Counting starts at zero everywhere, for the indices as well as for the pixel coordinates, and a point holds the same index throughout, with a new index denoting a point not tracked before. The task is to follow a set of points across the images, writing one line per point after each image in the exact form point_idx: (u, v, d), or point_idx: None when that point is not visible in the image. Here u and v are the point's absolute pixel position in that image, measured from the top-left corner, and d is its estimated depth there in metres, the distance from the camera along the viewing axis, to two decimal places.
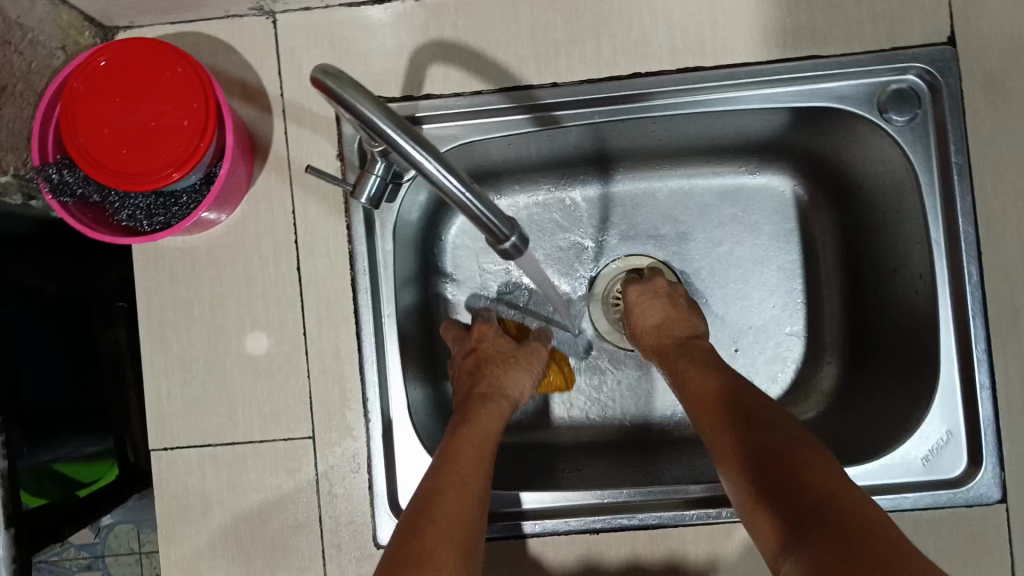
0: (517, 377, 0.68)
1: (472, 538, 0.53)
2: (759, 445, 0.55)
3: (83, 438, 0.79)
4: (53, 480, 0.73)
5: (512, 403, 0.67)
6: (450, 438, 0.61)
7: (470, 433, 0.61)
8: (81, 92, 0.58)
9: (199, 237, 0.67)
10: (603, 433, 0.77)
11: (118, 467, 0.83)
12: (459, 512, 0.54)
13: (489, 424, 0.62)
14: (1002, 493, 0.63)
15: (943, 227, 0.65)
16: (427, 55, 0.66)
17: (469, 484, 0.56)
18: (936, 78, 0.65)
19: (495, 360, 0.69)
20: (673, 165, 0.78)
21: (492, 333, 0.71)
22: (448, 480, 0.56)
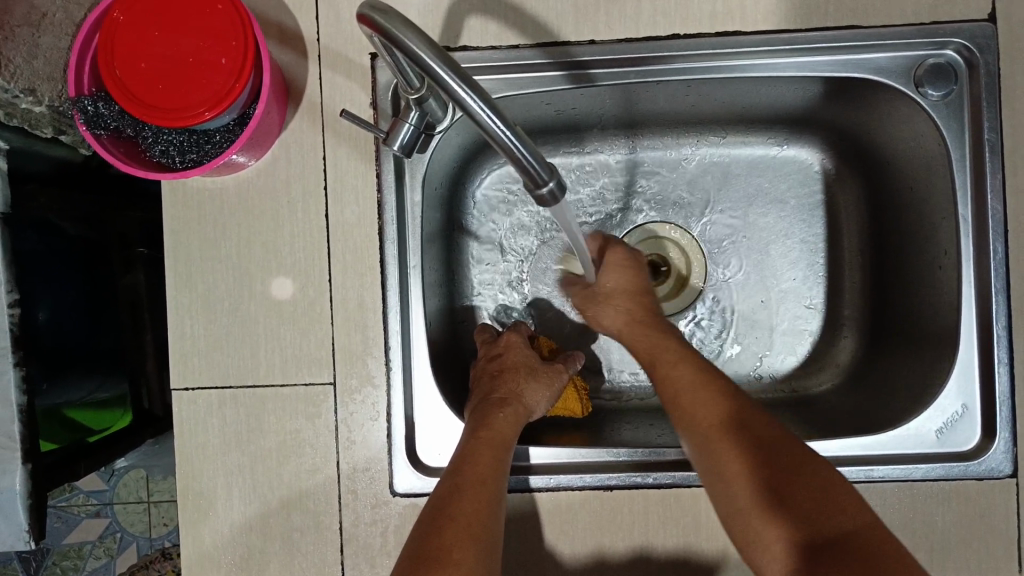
0: (537, 392, 0.66)
1: (491, 538, 0.53)
2: (750, 439, 0.57)
3: (99, 381, 0.79)
4: (67, 424, 0.76)
5: (526, 416, 0.65)
6: (470, 436, 0.60)
7: (486, 435, 0.60)
8: (121, 22, 0.58)
9: (228, 179, 0.67)
10: (626, 398, 0.78)
11: (130, 415, 0.84)
12: (480, 516, 0.53)
13: (506, 432, 0.61)
14: (1014, 469, 0.64)
15: (972, 204, 0.65)
16: (466, 7, 0.66)
17: (489, 483, 0.56)
18: (975, 55, 0.64)
19: (519, 369, 0.67)
20: (703, 133, 0.78)
21: (518, 344, 0.70)
22: (467, 482, 0.56)
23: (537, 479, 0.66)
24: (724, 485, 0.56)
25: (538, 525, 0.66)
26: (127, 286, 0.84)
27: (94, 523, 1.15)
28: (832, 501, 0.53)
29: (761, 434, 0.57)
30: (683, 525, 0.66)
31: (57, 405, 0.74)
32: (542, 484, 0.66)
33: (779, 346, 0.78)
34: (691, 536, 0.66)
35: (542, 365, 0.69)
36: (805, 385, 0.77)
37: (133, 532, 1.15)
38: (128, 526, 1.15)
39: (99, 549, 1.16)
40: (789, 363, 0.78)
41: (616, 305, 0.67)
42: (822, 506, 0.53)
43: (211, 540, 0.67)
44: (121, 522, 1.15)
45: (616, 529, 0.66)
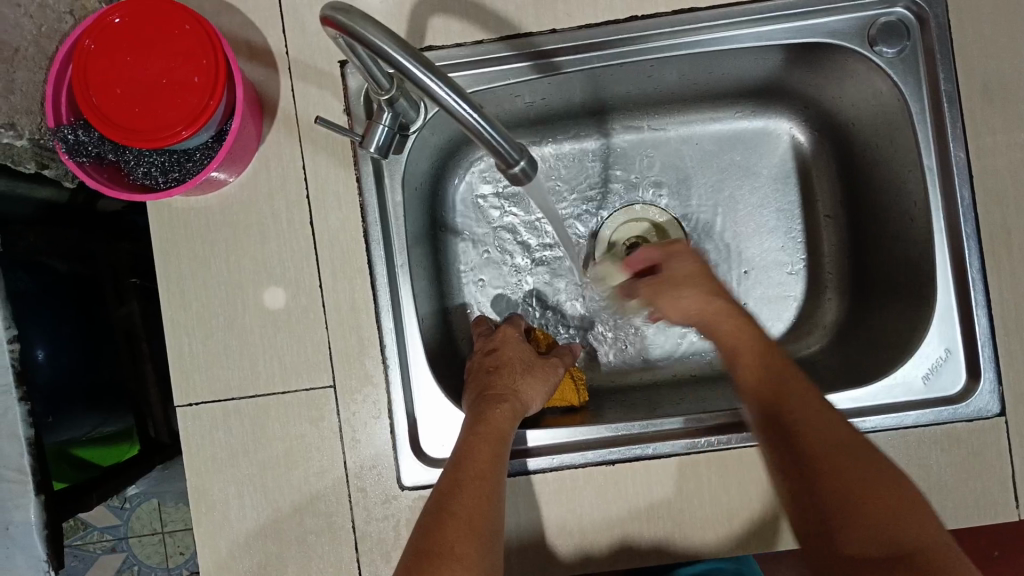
0: (533, 388, 0.68)
1: (491, 531, 0.54)
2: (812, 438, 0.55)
3: (103, 416, 0.80)
4: (75, 463, 0.78)
5: (523, 410, 0.66)
6: (467, 431, 0.62)
7: (484, 431, 0.61)
8: (93, 50, 0.59)
9: (213, 197, 0.69)
10: (616, 378, 0.79)
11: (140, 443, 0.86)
12: (479, 507, 0.55)
13: (503, 426, 0.63)
14: (1001, 407, 0.66)
15: (935, 154, 0.67)
16: (428, 7, 0.67)
17: (486, 472, 0.58)
18: (924, 10, 0.66)
19: (515, 365, 0.69)
20: (672, 113, 0.80)
21: (514, 340, 0.71)
22: (465, 477, 0.57)
23: (546, 460, 0.68)
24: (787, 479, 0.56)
25: (545, 506, 0.67)
26: (122, 317, 0.85)
27: (111, 557, 1.16)
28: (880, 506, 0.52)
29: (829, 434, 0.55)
30: (686, 492, 0.68)
31: (63, 444, 0.76)
32: (544, 464, 0.68)
33: (765, 314, 0.79)
34: (695, 502, 0.67)
35: (538, 364, 0.70)
36: (794, 348, 0.78)
37: (151, 563, 1.16)
38: (145, 558, 1.16)
39: None
40: (776, 329, 0.79)
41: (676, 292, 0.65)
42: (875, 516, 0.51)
43: (226, 550, 0.68)
44: (138, 554, 1.16)
45: (622, 504, 0.68)
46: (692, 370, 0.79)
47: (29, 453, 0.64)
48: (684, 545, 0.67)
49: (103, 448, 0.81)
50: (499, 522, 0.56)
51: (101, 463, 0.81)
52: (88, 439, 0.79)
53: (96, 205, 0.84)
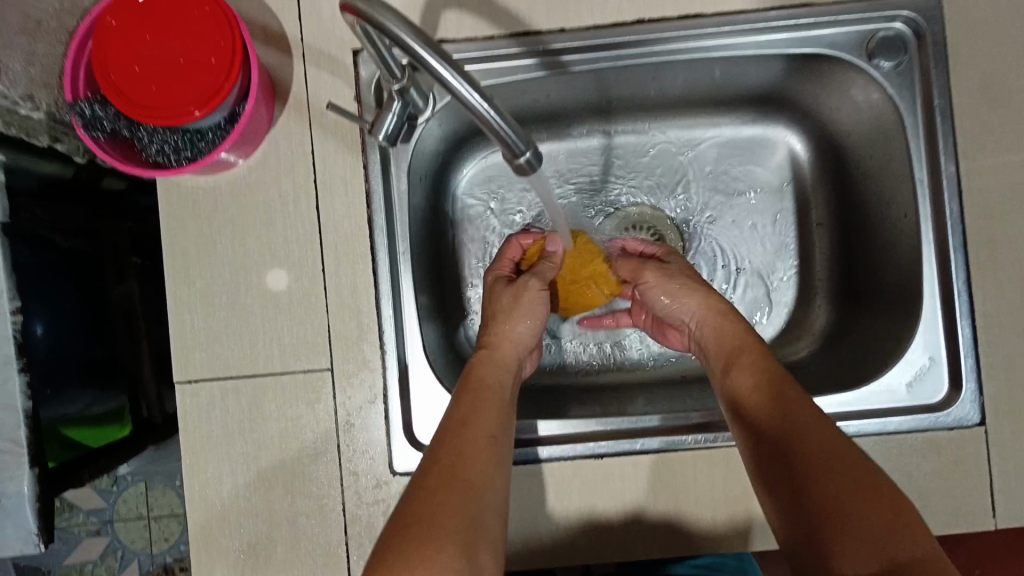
0: (521, 324, 0.69)
1: (477, 469, 0.53)
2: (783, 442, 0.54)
3: (95, 395, 0.81)
4: (66, 443, 0.77)
5: (503, 350, 0.67)
6: (464, 393, 0.61)
7: (470, 384, 0.62)
8: (113, 28, 0.60)
9: (221, 178, 0.70)
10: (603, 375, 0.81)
11: (129, 424, 0.86)
12: (469, 463, 0.54)
13: (485, 375, 0.63)
14: (982, 417, 0.68)
15: (927, 166, 0.69)
16: (442, 2, 0.69)
17: (475, 430, 0.57)
18: (922, 26, 0.69)
19: (496, 313, 0.70)
20: (674, 117, 0.82)
21: (495, 284, 0.73)
22: (452, 428, 0.57)
23: (536, 451, 0.69)
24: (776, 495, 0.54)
25: (535, 494, 0.68)
26: (119, 296, 0.86)
27: (95, 542, 1.16)
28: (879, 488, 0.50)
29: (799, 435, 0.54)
30: (673, 487, 0.69)
31: (55, 421, 0.76)
32: (535, 455, 0.69)
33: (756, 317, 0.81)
34: (680, 497, 0.69)
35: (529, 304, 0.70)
36: (784, 352, 0.79)
37: (134, 549, 1.16)
38: (130, 543, 1.16)
39: (100, 569, 1.16)
40: (767, 332, 0.81)
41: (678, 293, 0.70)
42: (855, 516, 0.49)
43: (218, 528, 0.69)
44: (122, 539, 1.16)
45: (609, 497, 0.69)
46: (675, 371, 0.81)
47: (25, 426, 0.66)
48: (669, 539, 0.69)
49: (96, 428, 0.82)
50: (499, 479, 0.55)
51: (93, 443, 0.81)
52: (78, 417, 0.79)
53: (101, 182, 0.83)
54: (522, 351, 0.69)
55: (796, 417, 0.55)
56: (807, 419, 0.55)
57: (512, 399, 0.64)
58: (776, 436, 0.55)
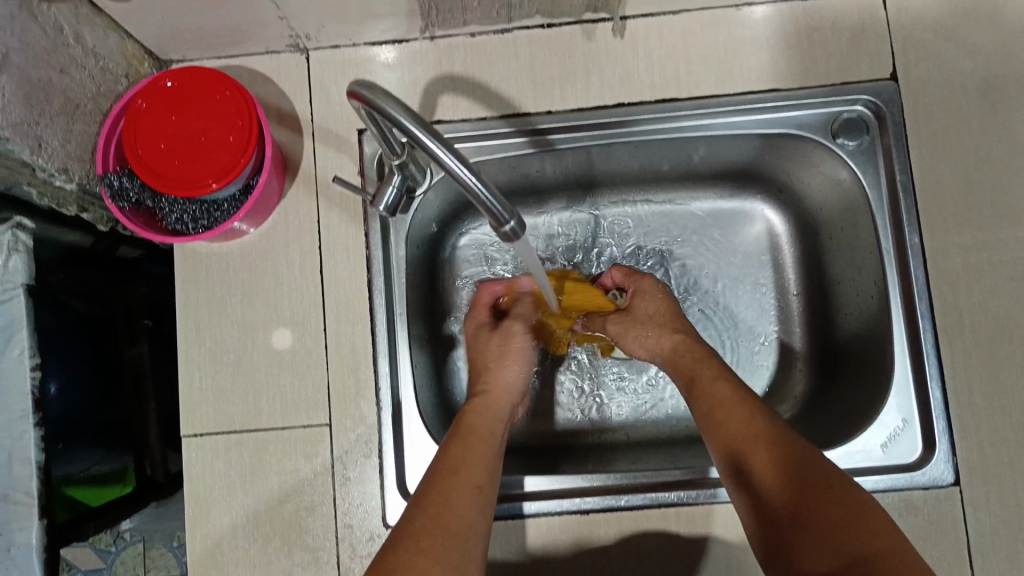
0: (510, 370, 0.74)
1: (457, 515, 0.58)
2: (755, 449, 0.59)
3: (102, 454, 0.85)
4: (71, 501, 0.81)
5: (497, 396, 0.72)
6: (454, 440, 0.66)
7: (461, 430, 0.67)
8: (143, 108, 0.68)
9: (233, 245, 0.76)
10: (588, 433, 0.84)
11: (132, 483, 0.90)
12: (454, 513, 0.58)
13: (477, 424, 0.67)
14: (956, 477, 0.70)
15: (892, 238, 0.73)
16: (440, 86, 0.76)
17: (459, 478, 0.61)
18: (882, 109, 0.74)
19: (485, 363, 0.75)
20: (657, 190, 0.87)
21: (478, 334, 0.78)
22: (440, 468, 0.62)
23: (522, 506, 0.72)
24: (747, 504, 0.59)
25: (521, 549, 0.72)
26: (131, 359, 0.90)
27: None
28: (862, 538, 0.53)
29: (768, 446, 0.59)
30: (657, 543, 0.71)
31: (65, 478, 0.80)
32: (520, 511, 0.72)
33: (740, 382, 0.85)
34: (664, 555, 0.71)
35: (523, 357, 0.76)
36: None
37: None
38: None
39: None
40: None
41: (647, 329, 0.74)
42: (819, 520, 0.54)
43: None
44: None
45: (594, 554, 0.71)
46: (661, 431, 0.84)
47: (38, 480, 0.72)
48: None
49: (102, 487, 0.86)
50: (483, 524, 0.59)
51: (97, 501, 0.85)
52: (84, 475, 0.82)
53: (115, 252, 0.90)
54: (517, 397, 0.74)
55: (763, 428, 0.60)
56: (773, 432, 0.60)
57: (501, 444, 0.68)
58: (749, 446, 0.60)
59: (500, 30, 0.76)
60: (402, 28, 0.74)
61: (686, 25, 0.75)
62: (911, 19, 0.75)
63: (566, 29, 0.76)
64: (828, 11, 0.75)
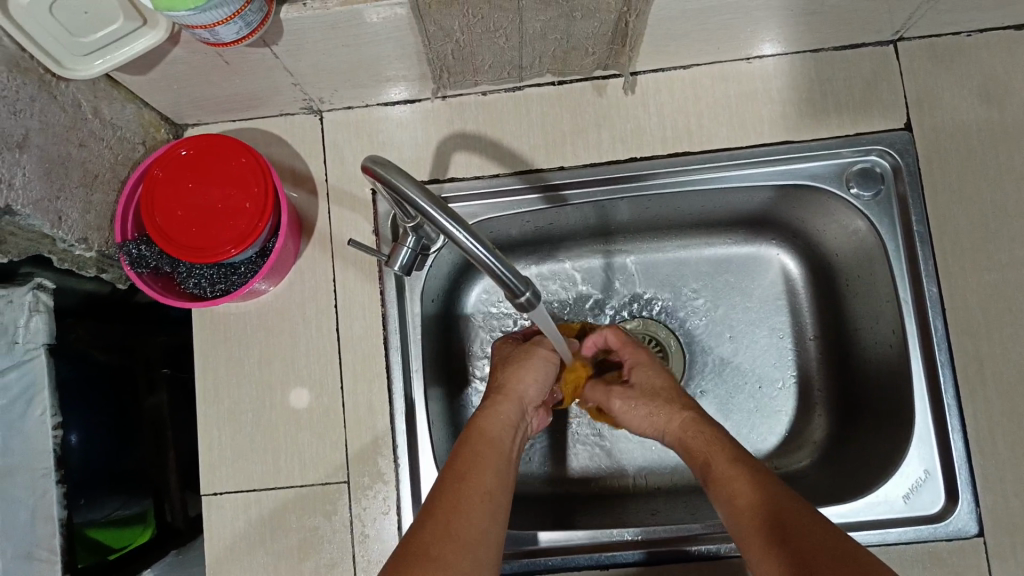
0: (528, 376, 0.72)
1: (476, 527, 0.56)
2: (781, 533, 0.56)
3: (121, 500, 0.84)
4: (89, 544, 0.81)
5: (516, 396, 0.70)
6: (464, 444, 0.64)
7: (475, 435, 0.65)
8: (161, 177, 0.69)
9: (251, 304, 0.77)
10: (595, 483, 0.84)
11: (152, 529, 0.87)
12: (464, 520, 0.57)
13: (494, 430, 0.66)
14: (980, 528, 0.69)
15: (910, 288, 0.73)
16: (452, 145, 0.77)
17: (470, 484, 0.59)
18: (896, 159, 0.74)
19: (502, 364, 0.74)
20: (670, 237, 0.87)
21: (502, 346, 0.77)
22: (447, 484, 0.60)
23: (542, 560, 0.73)
24: None
25: None
26: (150, 407, 0.89)
27: None
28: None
29: (793, 528, 0.55)
30: None
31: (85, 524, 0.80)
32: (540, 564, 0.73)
33: (758, 428, 0.84)
34: None
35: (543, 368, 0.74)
36: (786, 463, 0.82)
37: None
38: None
39: None
40: (768, 443, 0.83)
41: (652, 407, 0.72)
42: None
43: None
44: None
45: None
46: (673, 478, 0.84)
47: (60, 535, 0.76)
48: None
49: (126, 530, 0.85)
50: (496, 532, 0.58)
51: (115, 546, 0.84)
52: (106, 521, 0.82)
53: None
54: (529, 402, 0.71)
55: (791, 508, 0.57)
56: (799, 515, 0.56)
57: (512, 446, 0.66)
58: (775, 530, 0.56)
59: (511, 88, 0.76)
60: (414, 89, 0.75)
61: (697, 80, 0.76)
62: (924, 69, 0.75)
63: (576, 86, 0.76)
64: (840, 62, 0.75)
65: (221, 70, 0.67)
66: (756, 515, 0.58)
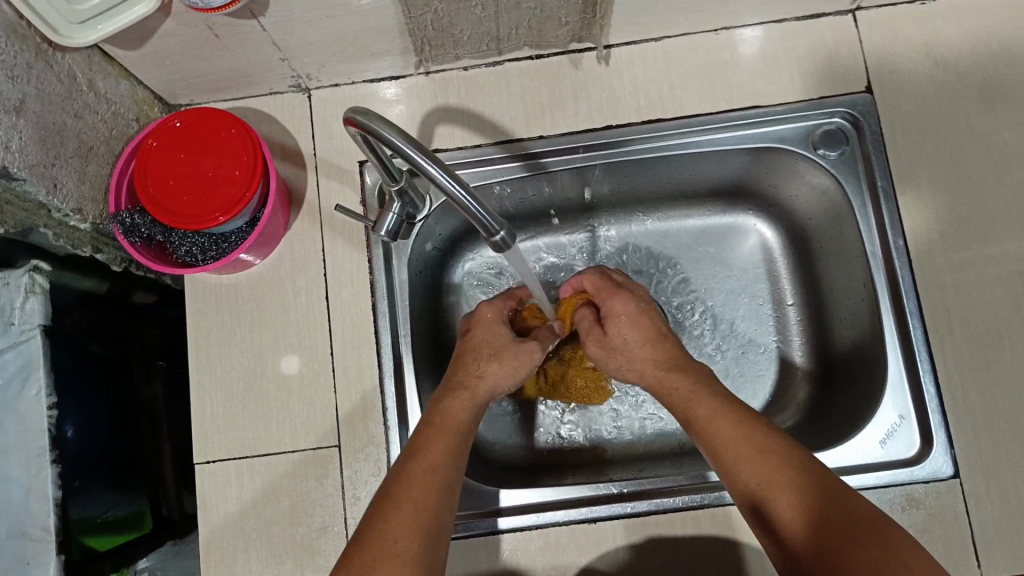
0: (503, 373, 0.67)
1: (435, 521, 0.54)
2: (774, 485, 0.56)
3: (116, 497, 0.82)
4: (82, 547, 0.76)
5: (487, 395, 0.66)
6: (420, 430, 0.61)
7: (435, 421, 0.62)
8: (155, 147, 0.71)
9: (242, 276, 0.79)
10: (576, 453, 0.86)
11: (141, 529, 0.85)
12: (423, 512, 0.54)
13: (456, 417, 0.63)
14: (955, 470, 0.71)
15: (877, 241, 0.76)
16: (436, 117, 0.80)
17: (436, 477, 0.57)
18: (859, 120, 0.78)
19: (480, 350, 0.69)
20: (650, 210, 0.90)
21: (485, 323, 0.72)
22: (407, 472, 0.57)
23: (531, 517, 0.74)
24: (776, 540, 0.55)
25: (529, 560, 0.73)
26: (147, 397, 0.90)
27: None
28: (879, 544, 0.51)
29: (785, 479, 0.56)
30: (665, 548, 0.73)
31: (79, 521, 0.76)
32: (529, 522, 0.74)
33: (742, 391, 0.86)
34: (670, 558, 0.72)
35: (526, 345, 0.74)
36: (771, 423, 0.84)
37: None
38: None
39: None
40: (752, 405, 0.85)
41: (640, 361, 0.70)
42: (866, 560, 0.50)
43: None
44: None
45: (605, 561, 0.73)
46: (657, 445, 0.86)
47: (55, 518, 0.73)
48: None
49: (120, 533, 0.82)
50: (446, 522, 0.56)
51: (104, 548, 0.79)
52: (100, 521, 0.79)
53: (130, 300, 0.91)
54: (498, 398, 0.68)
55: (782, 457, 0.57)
56: (792, 466, 0.57)
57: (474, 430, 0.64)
58: (766, 479, 0.57)
59: (491, 63, 0.80)
60: (399, 64, 0.78)
61: (668, 52, 0.79)
62: (882, 35, 0.79)
63: (554, 60, 0.80)
64: (803, 31, 0.79)
65: (211, 44, 0.70)
66: (747, 466, 0.58)
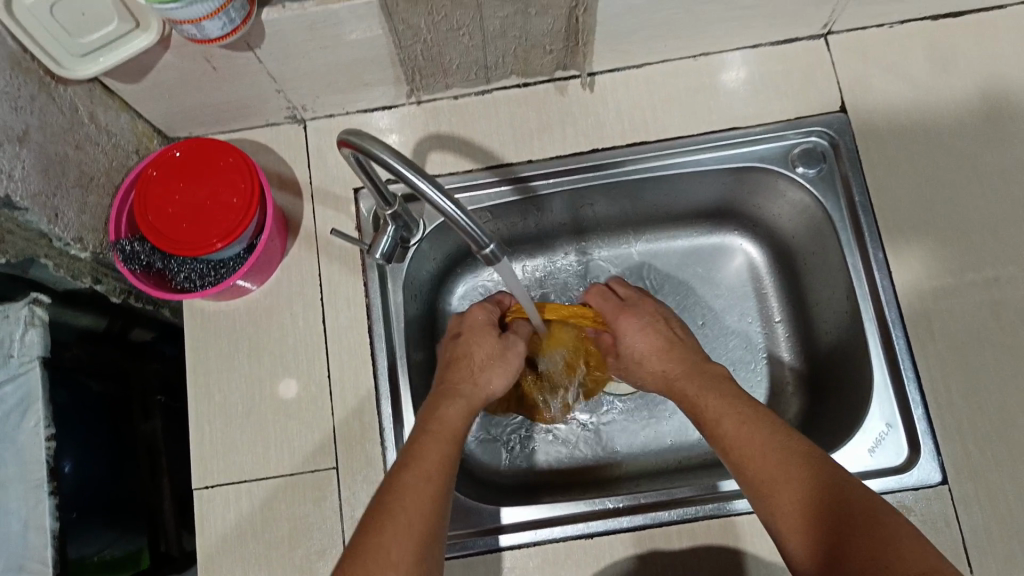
0: (494, 379, 0.72)
1: (433, 522, 0.56)
2: (771, 476, 0.58)
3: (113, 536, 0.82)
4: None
5: (481, 399, 0.70)
6: (419, 433, 0.63)
7: (435, 426, 0.64)
8: (155, 176, 0.73)
9: (240, 302, 0.80)
10: (573, 473, 0.86)
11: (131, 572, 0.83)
12: (422, 511, 0.56)
13: (454, 423, 0.65)
14: (944, 477, 0.72)
15: (858, 254, 0.78)
16: (428, 144, 0.82)
17: (431, 481, 0.58)
18: (835, 138, 0.81)
19: (472, 358, 0.73)
20: (638, 232, 0.93)
21: (477, 330, 0.76)
22: (407, 474, 0.58)
23: (528, 534, 0.74)
24: (777, 528, 0.57)
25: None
26: (146, 432, 0.91)
27: None
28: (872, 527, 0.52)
29: (781, 470, 0.57)
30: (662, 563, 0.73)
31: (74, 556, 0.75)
32: (527, 539, 0.74)
33: None
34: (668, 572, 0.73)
35: (502, 351, 0.75)
36: None
37: None
38: None
39: None
40: None
41: (651, 364, 0.75)
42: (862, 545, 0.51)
43: None
44: None
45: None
46: (652, 462, 0.87)
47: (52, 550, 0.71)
48: None
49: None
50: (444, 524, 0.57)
51: None
52: (98, 559, 0.78)
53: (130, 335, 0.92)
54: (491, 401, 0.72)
55: (777, 450, 0.59)
56: (787, 456, 0.58)
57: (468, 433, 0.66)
58: (764, 471, 0.58)
59: (481, 91, 0.83)
60: (391, 94, 0.81)
61: (650, 77, 0.83)
62: (854, 58, 0.82)
63: (541, 87, 0.83)
64: (779, 56, 0.82)
65: (209, 76, 0.72)
66: (748, 459, 0.60)
